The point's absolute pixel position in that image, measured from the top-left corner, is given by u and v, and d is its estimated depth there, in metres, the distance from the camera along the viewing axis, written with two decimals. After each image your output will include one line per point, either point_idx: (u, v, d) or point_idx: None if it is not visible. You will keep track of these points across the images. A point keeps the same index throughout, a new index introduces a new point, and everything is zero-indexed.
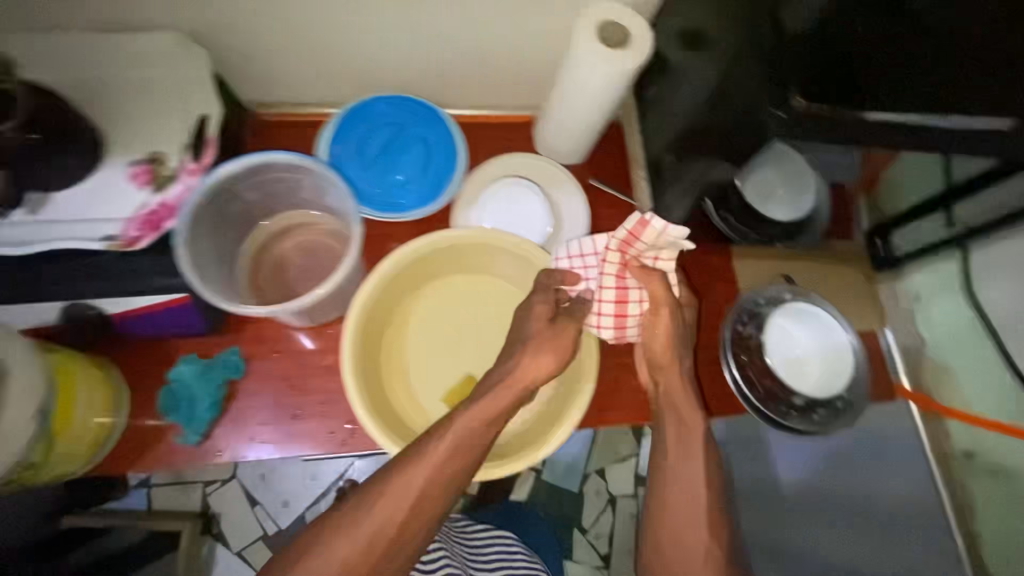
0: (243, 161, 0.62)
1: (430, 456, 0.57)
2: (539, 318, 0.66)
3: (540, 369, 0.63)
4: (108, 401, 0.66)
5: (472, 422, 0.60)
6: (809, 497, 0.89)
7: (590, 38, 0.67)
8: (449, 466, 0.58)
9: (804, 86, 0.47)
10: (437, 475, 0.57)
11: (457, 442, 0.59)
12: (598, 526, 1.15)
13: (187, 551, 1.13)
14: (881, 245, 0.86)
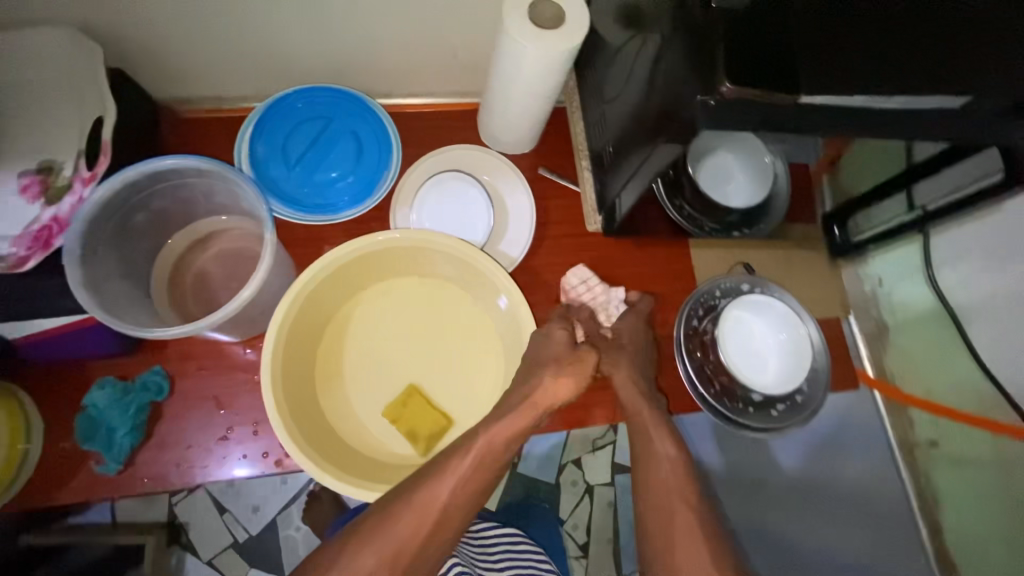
0: (138, 168, 0.57)
1: (456, 472, 0.57)
2: (560, 344, 0.65)
3: (567, 392, 0.62)
4: (13, 431, 0.62)
5: (494, 442, 0.59)
6: (782, 486, 0.87)
7: (519, 20, 0.61)
8: (475, 480, 0.58)
9: (732, 67, 0.42)
10: (463, 488, 0.57)
11: (484, 458, 0.58)
12: (576, 517, 1.13)
13: (154, 562, 1.08)
14: (838, 232, 0.82)
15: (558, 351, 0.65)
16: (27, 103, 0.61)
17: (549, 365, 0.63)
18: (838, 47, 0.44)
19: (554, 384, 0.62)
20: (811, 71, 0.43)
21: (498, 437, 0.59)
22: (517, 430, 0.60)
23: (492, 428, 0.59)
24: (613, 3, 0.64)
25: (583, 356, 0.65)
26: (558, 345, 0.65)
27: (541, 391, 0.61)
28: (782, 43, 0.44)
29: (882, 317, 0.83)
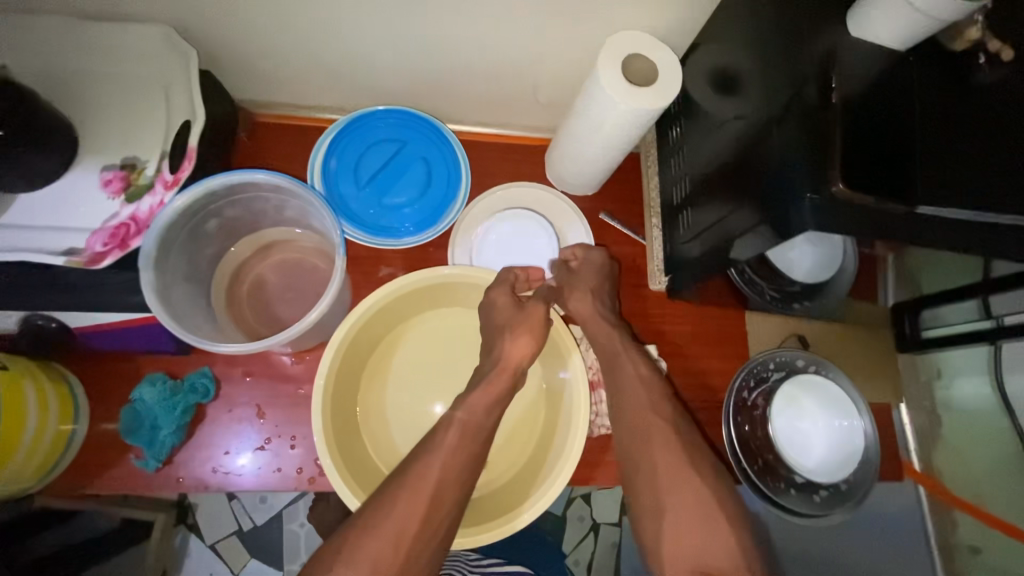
0: (221, 179, 0.57)
1: (444, 446, 0.57)
2: (504, 309, 0.65)
3: (526, 352, 0.63)
4: (65, 417, 0.63)
5: (472, 411, 0.59)
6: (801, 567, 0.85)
7: (617, 73, 0.60)
8: (463, 451, 0.57)
9: (848, 171, 0.41)
10: (453, 462, 0.56)
11: (466, 426, 0.58)
12: (579, 552, 1.09)
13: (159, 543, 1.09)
14: (908, 323, 0.79)
15: (506, 317, 0.64)
16: (116, 98, 0.61)
17: (503, 332, 0.64)
18: (954, 163, 0.43)
19: (512, 345, 0.63)
20: (924, 185, 0.42)
21: (475, 409, 0.60)
22: (493, 398, 0.61)
23: (469, 398, 0.60)
24: (710, 69, 0.63)
25: (531, 310, 0.65)
26: (504, 311, 0.65)
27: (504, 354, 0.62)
28: (898, 153, 0.43)
29: (935, 410, 0.81)
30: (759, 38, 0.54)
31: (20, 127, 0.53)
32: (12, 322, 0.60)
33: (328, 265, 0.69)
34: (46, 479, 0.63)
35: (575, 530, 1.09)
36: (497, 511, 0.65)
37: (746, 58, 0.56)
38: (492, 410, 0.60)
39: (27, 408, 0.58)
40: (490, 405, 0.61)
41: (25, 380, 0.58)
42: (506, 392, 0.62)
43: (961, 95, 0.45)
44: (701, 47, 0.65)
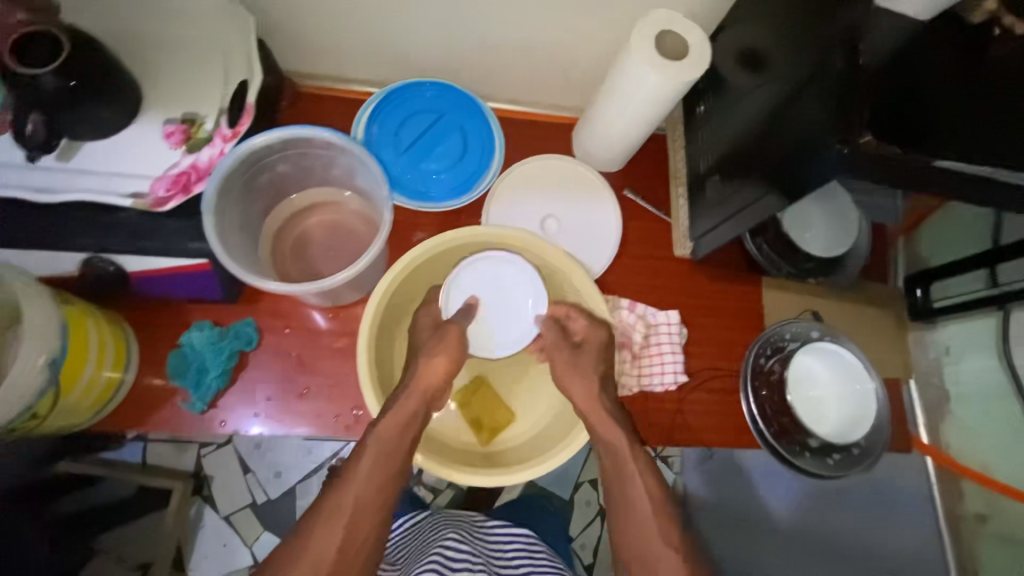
0: (278, 133, 0.61)
1: (355, 477, 0.57)
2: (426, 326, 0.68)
3: (442, 374, 0.64)
4: (119, 360, 0.66)
5: (388, 430, 0.60)
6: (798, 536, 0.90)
7: (652, 49, 0.62)
8: (378, 473, 0.57)
9: (875, 123, 0.45)
10: (369, 484, 0.57)
11: (380, 449, 0.59)
12: (586, 536, 1.09)
13: (176, 510, 1.08)
14: (919, 295, 0.84)
15: (425, 337, 0.68)
16: (175, 57, 0.64)
17: (427, 354, 0.65)
18: (977, 121, 0.47)
19: (426, 367, 0.64)
20: (945, 140, 0.46)
21: (390, 430, 0.60)
22: (406, 420, 0.61)
23: (384, 418, 0.61)
24: (738, 46, 0.66)
25: (450, 332, 0.67)
26: (425, 330, 0.68)
27: (420, 372, 0.64)
28: (923, 113, 0.46)
29: (944, 387, 0.86)
30: (789, 14, 0.58)
31: (92, 79, 0.56)
32: (75, 263, 0.62)
33: (368, 225, 0.73)
34: (98, 417, 0.66)
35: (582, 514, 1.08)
36: (523, 458, 0.68)
37: (773, 32, 0.60)
38: (407, 427, 0.61)
39: (89, 344, 0.61)
40: (407, 422, 0.61)
41: (88, 318, 0.61)
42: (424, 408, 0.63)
43: (978, 61, 0.49)
44: (729, 26, 0.69)
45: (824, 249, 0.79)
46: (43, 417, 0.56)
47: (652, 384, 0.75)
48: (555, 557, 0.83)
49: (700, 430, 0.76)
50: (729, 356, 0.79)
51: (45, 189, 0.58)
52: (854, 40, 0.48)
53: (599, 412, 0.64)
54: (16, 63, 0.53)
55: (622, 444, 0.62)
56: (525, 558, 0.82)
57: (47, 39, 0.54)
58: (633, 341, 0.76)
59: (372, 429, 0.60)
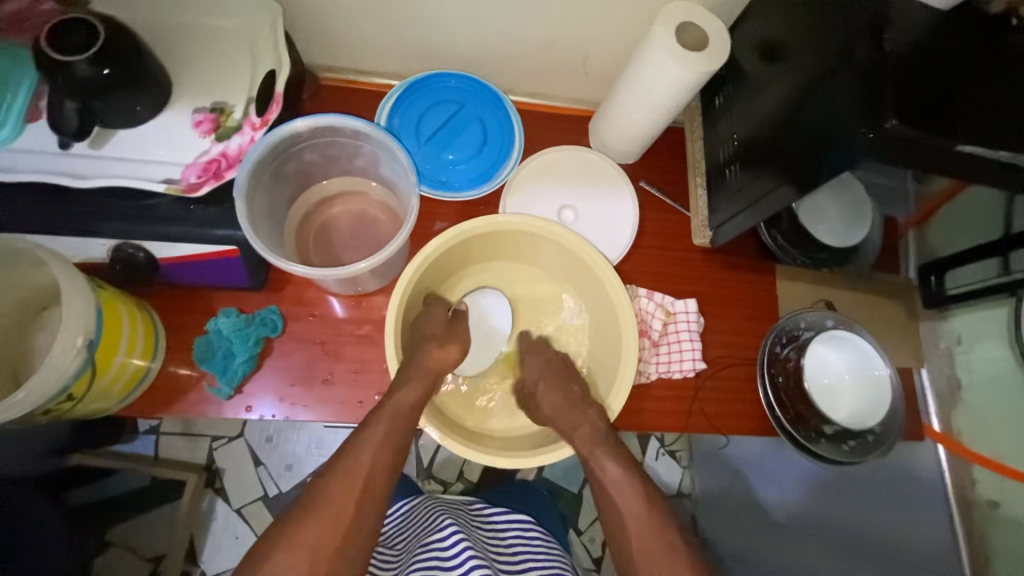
0: (310, 121, 0.64)
1: (370, 442, 0.58)
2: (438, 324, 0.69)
3: (449, 362, 0.66)
4: (147, 346, 0.67)
5: (403, 403, 0.61)
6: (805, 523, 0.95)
7: (673, 40, 0.63)
8: (389, 444, 0.59)
9: (902, 109, 0.46)
10: (381, 455, 0.57)
11: (395, 420, 0.60)
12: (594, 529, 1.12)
13: (189, 504, 1.06)
14: (934, 281, 0.87)
15: (433, 328, 0.68)
16: (204, 49, 0.66)
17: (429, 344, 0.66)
18: (998, 108, 0.48)
19: (437, 354, 0.65)
20: (969, 124, 0.47)
21: (405, 402, 0.61)
22: (422, 396, 0.62)
23: (399, 391, 0.61)
24: (759, 37, 0.67)
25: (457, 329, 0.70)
26: (437, 326, 0.69)
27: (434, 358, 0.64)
28: (947, 98, 0.48)
29: (955, 375, 0.89)
30: (809, 6, 0.59)
31: (125, 67, 0.56)
32: (104, 251, 0.62)
33: (391, 214, 0.75)
34: (124, 402, 0.67)
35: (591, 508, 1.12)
36: (542, 443, 0.70)
37: (793, 22, 0.61)
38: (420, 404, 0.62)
39: (122, 329, 0.62)
40: (419, 400, 0.62)
41: (119, 302, 0.62)
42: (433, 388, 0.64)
43: (997, 48, 0.50)
44: (748, 18, 0.70)
45: (840, 241, 0.80)
46: (77, 400, 0.57)
47: (671, 371, 0.76)
48: (549, 537, 0.85)
49: (719, 417, 0.77)
50: (745, 345, 0.80)
51: (77, 175, 0.59)
52: (879, 28, 0.49)
53: (568, 417, 0.66)
54: (53, 50, 0.53)
55: (590, 448, 0.63)
56: (522, 544, 0.82)
57: (83, 26, 0.55)
58: (653, 329, 0.77)
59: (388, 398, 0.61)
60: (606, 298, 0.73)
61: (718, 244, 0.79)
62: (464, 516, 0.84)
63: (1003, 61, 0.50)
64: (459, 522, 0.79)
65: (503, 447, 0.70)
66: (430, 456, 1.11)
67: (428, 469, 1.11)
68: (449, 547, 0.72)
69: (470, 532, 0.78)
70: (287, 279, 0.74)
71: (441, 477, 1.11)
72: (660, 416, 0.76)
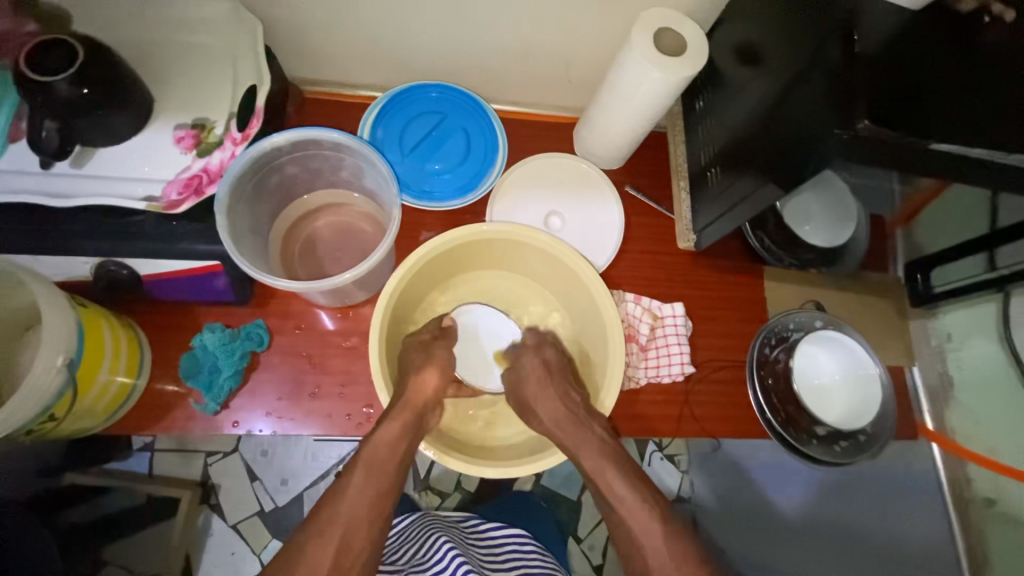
0: (291, 134, 0.64)
1: (350, 489, 0.56)
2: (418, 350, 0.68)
3: (429, 389, 0.65)
4: (132, 363, 0.67)
5: (378, 446, 0.59)
6: (806, 528, 0.94)
7: (650, 46, 0.64)
8: (368, 488, 0.57)
9: (871, 108, 0.46)
10: (360, 500, 0.56)
11: (371, 461, 0.58)
12: (594, 537, 1.10)
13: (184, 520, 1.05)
14: (920, 280, 0.88)
15: (416, 354, 0.68)
16: (184, 64, 0.66)
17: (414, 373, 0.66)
18: (970, 107, 0.48)
19: (417, 383, 0.64)
20: (941, 123, 0.47)
21: (382, 444, 0.60)
22: (401, 433, 0.61)
23: (374, 434, 0.60)
24: (735, 41, 0.68)
25: (440, 350, 0.69)
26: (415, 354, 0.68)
27: (414, 387, 0.64)
28: (919, 96, 0.48)
29: (948, 372, 0.88)
30: (784, 9, 0.59)
31: (104, 87, 0.57)
32: (87, 269, 0.62)
33: (376, 225, 0.75)
34: (110, 420, 0.67)
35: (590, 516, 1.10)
36: (530, 453, 0.69)
37: (767, 25, 0.61)
38: (399, 443, 0.60)
39: (105, 347, 0.62)
40: (398, 436, 0.61)
41: (103, 321, 0.62)
42: (414, 424, 0.62)
43: (967, 48, 0.51)
44: (725, 23, 0.71)
45: (828, 240, 0.81)
46: (60, 419, 0.57)
47: (660, 375, 0.76)
48: (548, 556, 0.83)
49: (710, 421, 0.76)
50: (734, 347, 0.80)
51: (59, 194, 0.59)
52: (849, 30, 0.50)
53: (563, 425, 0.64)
54: (31, 71, 0.54)
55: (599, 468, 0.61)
56: (519, 562, 0.81)
57: (62, 45, 0.55)
58: (640, 333, 0.77)
59: (371, 438, 0.60)
60: (592, 305, 0.73)
61: (704, 246, 0.78)
62: (460, 535, 0.83)
63: (973, 62, 0.50)
64: (454, 540, 0.78)
65: (491, 457, 0.70)
66: (426, 467, 1.08)
67: (425, 480, 1.08)
68: (446, 566, 0.72)
69: (466, 550, 0.77)
70: (274, 292, 0.74)
71: (438, 488, 1.08)
72: (649, 420, 0.75)
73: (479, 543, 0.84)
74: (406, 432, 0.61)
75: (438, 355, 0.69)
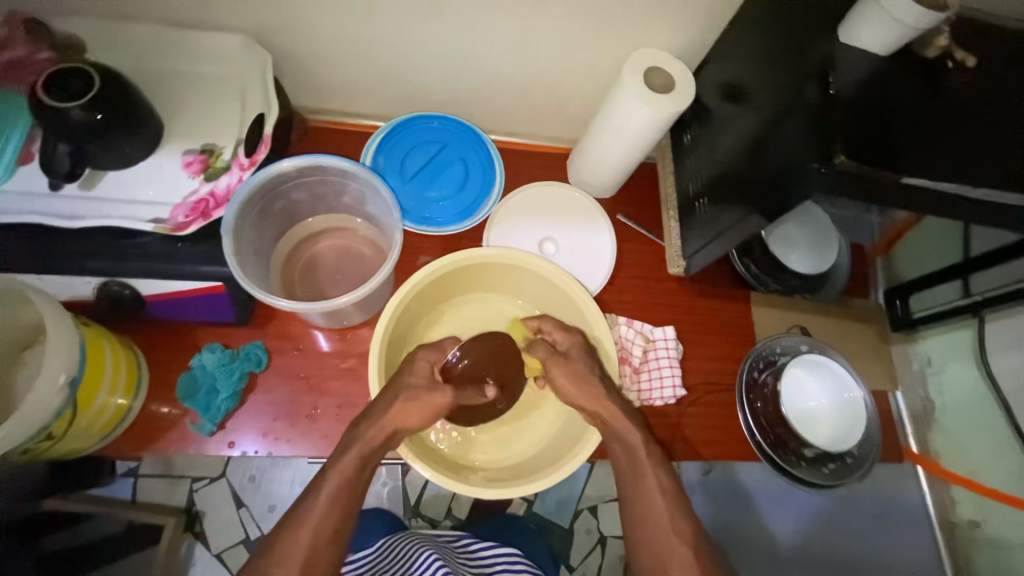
0: (299, 160, 0.67)
1: (312, 515, 0.56)
2: (419, 376, 0.66)
3: (412, 422, 0.63)
4: (130, 384, 0.67)
5: (343, 472, 0.59)
6: None
7: (642, 85, 0.67)
8: (332, 516, 0.56)
9: (847, 145, 0.50)
10: (322, 529, 0.55)
11: (340, 489, 0.58)
12: (586, 566, 1.08)
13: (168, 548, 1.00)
14: (899, 305, 0.91)
15: (415, 383, 0.65)
16: (194, 92, 0.68)
17: (398, 396, 0.63)
18: (937, 146, 0.52)
19: (400, 411, 0.62)
20: (912, 160, 0.51)
21: (348, 467, 0.59)
22: (364, 459, 0.60)
23: (338, 462, 0.59)
24: (720, 81, 0.73)
25: (439, 392, 0.65)
26: (418, 376, 0.66)
27: (392, 415, 0.62)
28: (890, 136, 0.52)
29: (929, 397, 0.91)
30: (764, 53, 0.64)
31: (116, 112, 0.59)
32: (90, 288, 0.63)
33: (376, 249, 0.77)
34: (104, 440, 0.67)
35: (581, 544, 1.08)
36: (528, 474, 0.70)
37: (750, 66, 0.66)
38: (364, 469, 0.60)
39: (105, 367, 0.62)
40: (363, 464, 0.60)
41: (104, 341, 0.63)
42: (384, 448, 0.62)
43: (933, 88, 0.55)
44: (711, 64, 0.76)
45: (814, 267, 0.85)
46: (58, 438, 0.57)
47: (652, 398, 0.78)
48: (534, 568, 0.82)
49: (702, 443, 0.78)
50: (724, 370, 0.82)
51: (69, 216, 0.60)
52: (824, 76, 0.54)
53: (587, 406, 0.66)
54: (47, 96, 0.56)
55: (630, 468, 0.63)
56: None
57: (78, 74, 0.57)
58: (633, 356, 0.79)
59: (336, 463, 0.59)
60: (586, 327, 0.75)
61: (693, 271, 0.81)
62: (452, 553, 0.83)
63: (942, 103, 0.54)
64: (445, 558, 0.78)
65: (488, 477, 0.71)
66: (417, 493, 1.07)
67: (414, 506, 1.06)
68: None
69: (455, 567, 0.77)
70: (273, 313, 0.75)
71: (428, 514, 1.06)
72: None
73: (469, 563, 0.83)
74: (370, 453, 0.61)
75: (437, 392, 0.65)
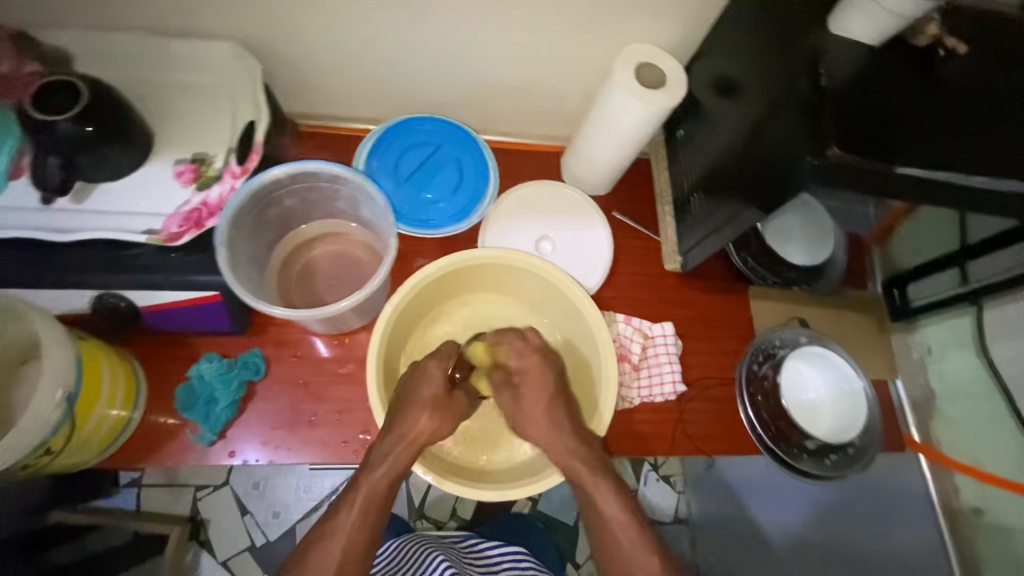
0: (290, 167, 0.66)
1: (343, 527, 0.59)
2: (433, 384, 0.66)
3: (429, 434, 0.63)
4: (128, 397, 0.67)
5: (372, 486, 0.61)
6: (803, 549, 0.94)
7: (632, 81, 0.67)
8: (362, 529, 0.60)
9: (840, 137, 0.49)
10: (353, 542, 0.59)
11: (367, 503, 0.61)
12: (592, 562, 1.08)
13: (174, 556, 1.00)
14: (898, 295, 0.91)
15: (430, 393, 0.65)
16: (183, 101, 0.68)
17: (415, 409, 0.64)
18: (931, 134, 0.52)
19: (417, 425, 0.63)
20: (906, 150, 0.51)
21: (377, 481, 0.62)
22: (393, 472, 0.62)
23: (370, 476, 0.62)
24: (712, 75, 0.72)
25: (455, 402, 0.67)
26: (433, 385, 0.65)
27: (411, 429, 0.62)
28: (882, 127, 0.51)
29: (930, 385, 0.91)
30: (754, 45, 0.63)
31: (106, 124, 0.58)
32: (86, 302, 0.63)
33: (372, 253, 0.77)
34: (104, 454, 0.66)
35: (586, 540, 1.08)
36: (530, 474, 0.70)
37: (741, 59, 0.65)
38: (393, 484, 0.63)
39: (103, 380, 0.62)
40: (394, 478, 0.63)
41: (101, 354, 0.63)
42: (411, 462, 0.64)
43: (925, 76, 0.55)
44: (702, 57, 0.76)
45: (810, 258, 0.85)
46: (57, 453, 0.57)
47: (653, 395, 0.78)
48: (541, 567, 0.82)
49: (703, 438, 0.78)
50: (723, 364, 0.82)
51: (61, 230, 0.60)
52: (815, 68, 0.54)
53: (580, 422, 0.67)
54: (35, 110, 0.56)
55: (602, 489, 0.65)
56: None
57: (66, 87, 0.57)
58: (633, 353, 0.79)
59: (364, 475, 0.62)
60: (584, 325, 0.75)
61: (690, 268, 0.81)
62: (457, 554, 0.83)
63: (934, 91, 0.54)
64: (451, 559, 0.78)
65: (488, 478, 0.71)
66: (421, 495, 1.07)
67: (420, 508, 1.07)
68: None
69: (461, 567, 0.77)
70: (271, 320, 0.75)
71: (433, 515, 1.07)
72: (643, 439, 0.77)
73: (475, 562, 0.83)
74: (397, 466, 0.62)
75: (452, 403, 0.66)
